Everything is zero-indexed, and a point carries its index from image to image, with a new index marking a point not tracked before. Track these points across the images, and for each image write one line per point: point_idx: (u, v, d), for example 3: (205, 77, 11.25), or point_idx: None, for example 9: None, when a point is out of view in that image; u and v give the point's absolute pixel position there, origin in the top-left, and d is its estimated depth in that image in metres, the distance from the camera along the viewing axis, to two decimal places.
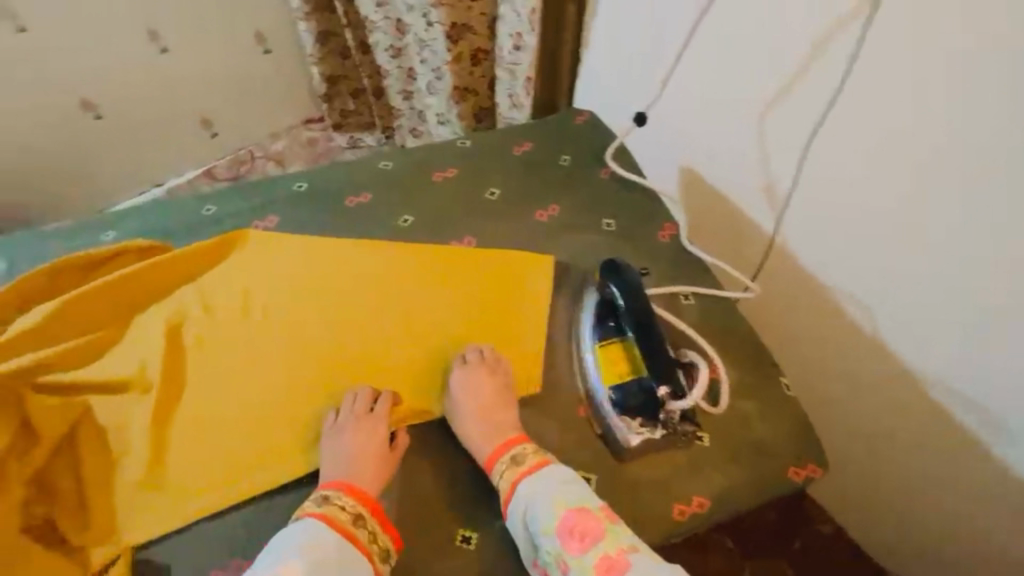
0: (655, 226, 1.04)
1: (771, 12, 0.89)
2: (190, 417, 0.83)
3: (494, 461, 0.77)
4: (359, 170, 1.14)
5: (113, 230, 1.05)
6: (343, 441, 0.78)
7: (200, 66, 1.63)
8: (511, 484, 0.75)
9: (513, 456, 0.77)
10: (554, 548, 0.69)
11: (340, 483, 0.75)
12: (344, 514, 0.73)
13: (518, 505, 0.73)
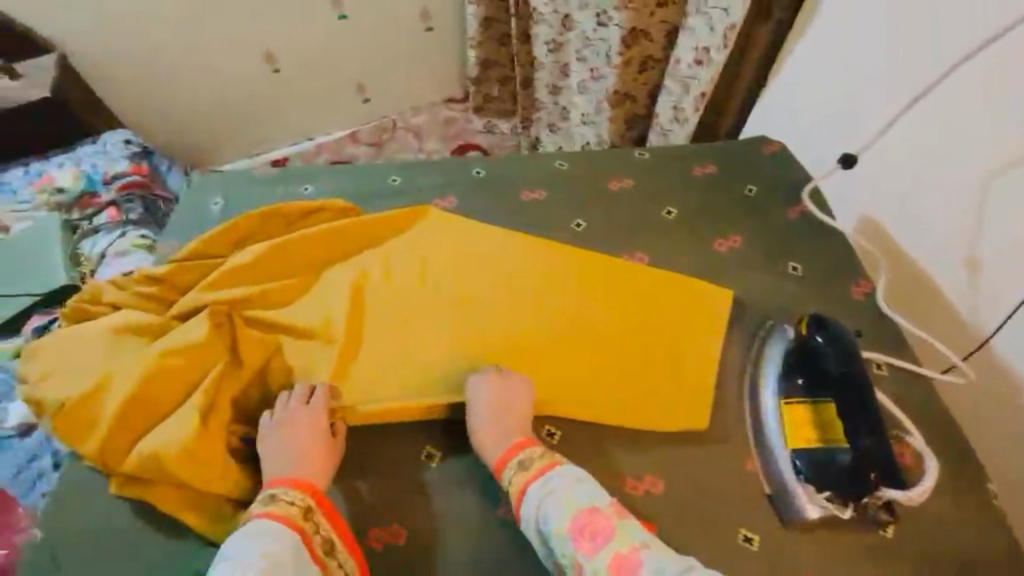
0: (847, 281, 0.96)
1: (1003, 84, 0.92)
2: (363, 378, 0.85)
3: (503, 466, 0.74)
4: (539, 167, 1.15)
5: (311, 185, 1.13)
6: (284, 435, 0.75)
7: (368, 38, 2.31)
8: (519, 488, 0.72)
9: (521, 460, 0.74)
10: (567, 549, 0.67)
11: (285, 479, 0.72)
12: (294, 509, 0.69)
13: (529, 507, 0.70)
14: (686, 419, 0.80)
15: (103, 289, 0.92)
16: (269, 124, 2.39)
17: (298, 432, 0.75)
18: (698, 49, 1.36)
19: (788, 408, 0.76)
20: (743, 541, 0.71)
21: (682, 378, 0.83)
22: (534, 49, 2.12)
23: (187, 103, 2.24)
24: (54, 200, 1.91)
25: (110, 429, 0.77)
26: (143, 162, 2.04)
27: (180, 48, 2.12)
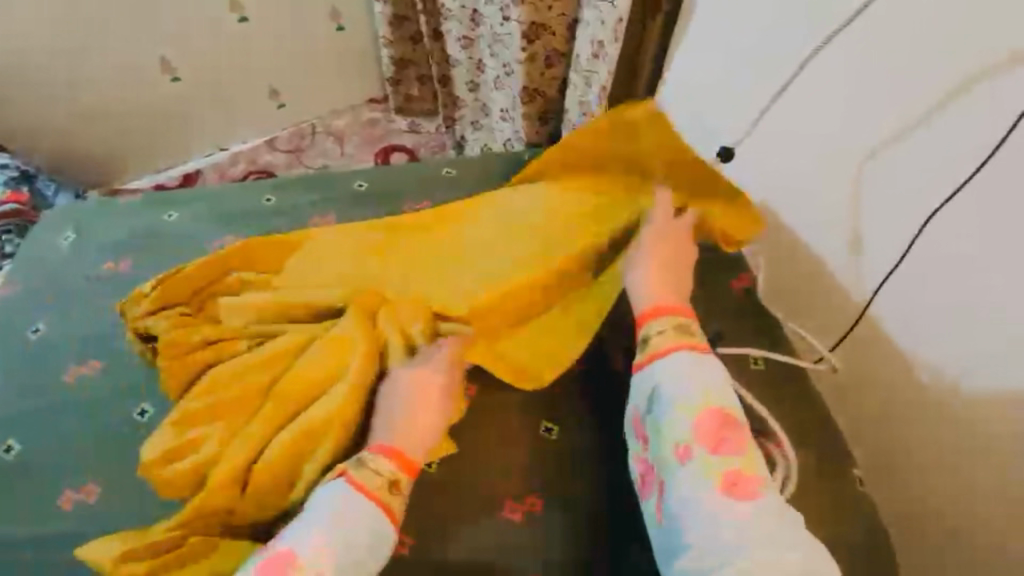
0: (727, 275, 0.96)
1: (851, 66, 0.94)
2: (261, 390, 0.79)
3: (651, 317, 0.74)
4: (423, 175, 1.12)
5: (177, 211, 1.04)
6: (413, 395, 0.75)
7: (272, 40, 2.20)
8: (666, 349, 0.70)
9: (673, 326, 0.72)
10: (682, 427, 0.65)
11: (379, 445, 0.70)
12: (381, 480, 0.67)
13: (657, 375, 0.69)
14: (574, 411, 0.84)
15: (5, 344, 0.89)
16: (172, 137, 2.24)
17: (416, 397, 0.75)
18: (594, 42, 1.37)
19: None
20: None
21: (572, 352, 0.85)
22: (448, 46, 2.08)
23: (79, 117, 2.10)
24: None
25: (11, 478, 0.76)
26: (22, 188, 1.88)
27: (66, 63, 2.00)
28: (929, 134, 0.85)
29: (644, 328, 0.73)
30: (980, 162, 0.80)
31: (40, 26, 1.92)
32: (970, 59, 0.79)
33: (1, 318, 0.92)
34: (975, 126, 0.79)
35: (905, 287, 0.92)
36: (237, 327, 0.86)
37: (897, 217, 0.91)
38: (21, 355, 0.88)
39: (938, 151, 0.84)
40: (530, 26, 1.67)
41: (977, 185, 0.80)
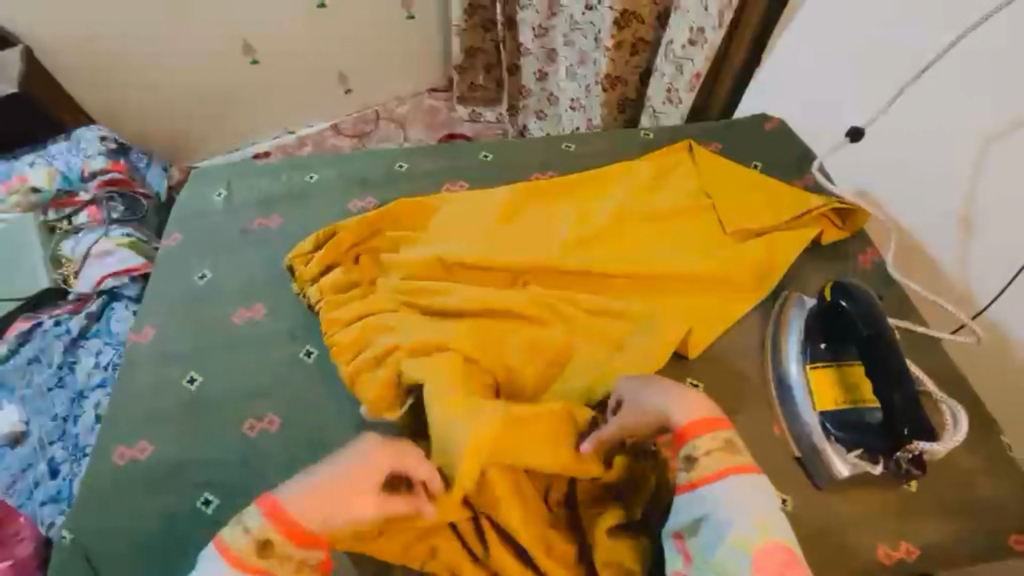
0: (854, 250, 0.98)
1: (1003, 49, 0.94)
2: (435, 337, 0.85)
3: (691, 435, 0.66)
4: (543, 147, 1.16)
5: (316, 173, 1.10)
6: (661, 386, 0.72)
7: (347, 26, 2.25)
8: (716, 471, 0.64)
9: (724, 439, 0.66)
10: (734, 563, 0.59)
11: (265, 502, 0.60)
12: (257, 545, 0.59)
13: (710, 499, 0.63)
14: (725, 363, 0.86)
15: (171, 289, 0.95)
16: (249, 119, 2.34)
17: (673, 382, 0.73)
18: (692, 29, 1.35)
19: (811, 370, 0.78)
20: (778, 503, 0.74)
21: (724, 313, 0.90)
22: (522, 36, 2.10)
23: (162, 95, 2.19)
24: (29, 200, 1.84)
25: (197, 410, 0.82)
26: (120, 159, 1.96)
27: (155, 43, 2.08)
28: None
29: (685, 447, 0.67)
30: None
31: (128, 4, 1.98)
32: None
33: (168, 265, 0.98)
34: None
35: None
36: (403, 277, 0.93)
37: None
38: (190, 297, 0.94)
39: None
40: (620, 13, 1.70)
41: None
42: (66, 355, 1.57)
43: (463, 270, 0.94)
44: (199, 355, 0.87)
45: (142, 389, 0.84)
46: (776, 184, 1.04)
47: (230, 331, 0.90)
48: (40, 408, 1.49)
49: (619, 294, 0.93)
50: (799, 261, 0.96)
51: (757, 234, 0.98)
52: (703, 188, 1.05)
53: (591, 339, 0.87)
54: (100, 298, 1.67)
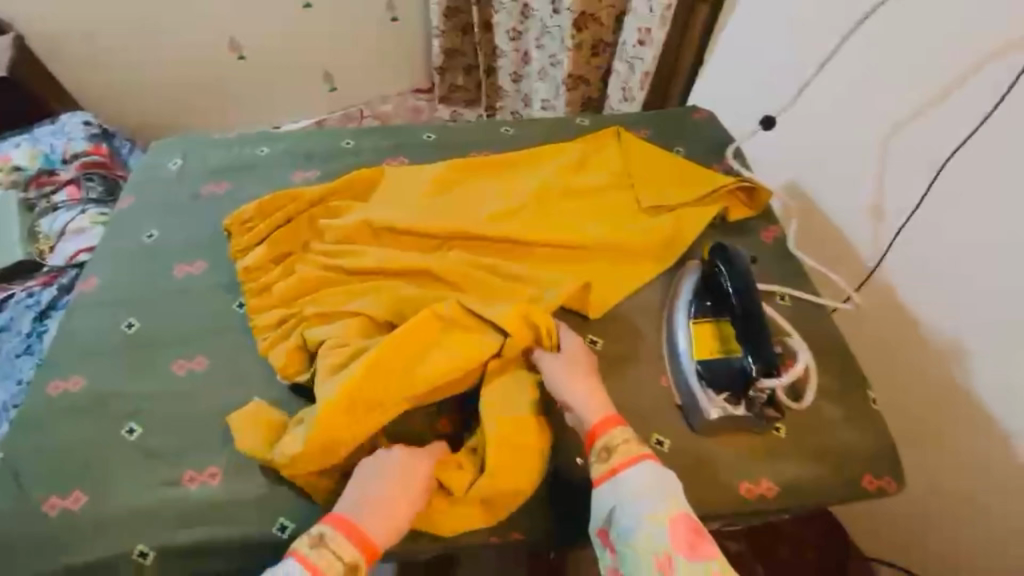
0: (759, 228, 1.06)
1: (887, 46, 1.05)
2: (350, 296, 0.92)
3: (601, 432, 0.74)
4: (485, 131, 1.24)
5: (267, 146, 1.18)
6: (572, 380, 0.79)
7: (332, 25, 2.35)
8: (621, 461, 0.71)
9: (627, 435, 0.74)
10: (660, 542, 0.66)
11: (334, 517, 0.69)
12: (309, 543, 0.66)
13: (623, 488, 0.69)
14: (624, 324, 0.92)
15: (118, 247, 1.02)
16: (235, 112, 2.43)
17: (584, 376, 0.80)
18: (639, 30, 1.47)
19: (694, 325, 0.84)
20: (655, 444, 0.80)
21: (627, 279, 0.97)
22: (497, 38, 2.20)
23: (150, 86, 2.28)
24: (10, 177, 1.91)
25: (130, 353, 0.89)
26: (103, 144, 2.04)
27: (147, 35, 2.18)
28: (950, 107, 0.97)
29: (596, 444, 0.74)
30: (977, 131, 0.95)
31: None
32: (981, 44, 0.93)
33: (118, 223, 1.05)
34: (991, 107, 0.93)
35: (920, 247, 1.04)
36: (330, 242, 1.00)
37: (911, 184, 1.04)
38: (137, 252, 1.01)
39: (952, 124, 0.98)
40: (580, 15, 1.79)
41: (974, 149, 0.95)
42: (35, 325, 1.63)
43: (390, 233, 1.01)
44: (139, 304, 0.94)
45: (83, 330, 0.91)
46: (690, 165, 1.11)
47: (171, 283, 0.97)
48: (6, 373, 1.55)
49: (535, 260, 1.00)
50: (705, 236, 1.04)
51: (667, 210, 1.05)
52: (623, 167, 1.12)
53: (499, 301, 0.93)
54: (74, 271, 1.73)
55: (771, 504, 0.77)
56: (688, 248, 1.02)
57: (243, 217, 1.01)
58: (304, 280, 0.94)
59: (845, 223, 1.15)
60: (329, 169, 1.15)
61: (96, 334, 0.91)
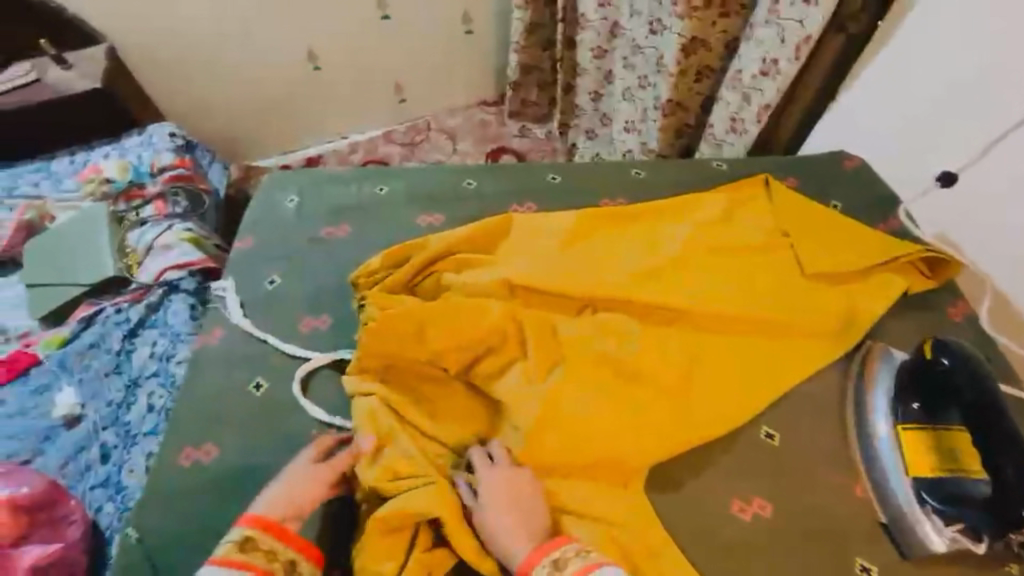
0: (942, 304, 0.93)
1: None
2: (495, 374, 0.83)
3: (528, 569, 0.65)
4: (614, 173, 1.15)
5: (387, 185, 1.11)
6: (495, 503, 0.71)
7: (408, 37, 2.30)
8: None
9: (555, 559, 0.66)
10: None
11: (253, 518, 0.69)
12: (239, 544, 0.67)
13: None
14: (806, 415, 0.82)
15: (243, 294, 0.96)
16: (305, 123, 2.41)
17: (506, 496, 0.71)
18: (764, 59, 1.27)
19: (903, 434, 0.73)
20: (860, 571, 0.70)
21: (804, 363, 0.86)
22: (582, 56, 2.10)
23: (226, 95, 2.27)
24: (102, 189, 1.93)
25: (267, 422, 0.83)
26: (186, 156, 2.03)
27: (225, 45, 2.15)
28: None
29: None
30: None
31: (204, 7, 2.05)
32: None
33: (240, 267, 1.00)
34: None
35: None
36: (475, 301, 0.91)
37: None
38: (262, 302, 0.96)
39: None
40: (691, 40, 1.62)
41: None
42: (123, 344, 1.62)
43: (530, 292, 0.93)
44: (271, 360, 0.89)
45: (209, 389, 0.86)
46: (861, 227, 0.99)
47: (304, 338, 0.91)
48: (95, 394, 1.55)
49: (684, 335, 0.89)
50: (885, 313, 0.91)
51: (840, 281, 0.94)
52: (781, 226, 1.01)
53: (662, 383, 0.83)
54: (161, 289, 1.70)
55: None
56: (871, 326, 0.90)
57: (388, 267, 0.95)
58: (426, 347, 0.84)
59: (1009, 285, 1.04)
60: (453, 213, 1.08)
61: (225, 396, 0.85)
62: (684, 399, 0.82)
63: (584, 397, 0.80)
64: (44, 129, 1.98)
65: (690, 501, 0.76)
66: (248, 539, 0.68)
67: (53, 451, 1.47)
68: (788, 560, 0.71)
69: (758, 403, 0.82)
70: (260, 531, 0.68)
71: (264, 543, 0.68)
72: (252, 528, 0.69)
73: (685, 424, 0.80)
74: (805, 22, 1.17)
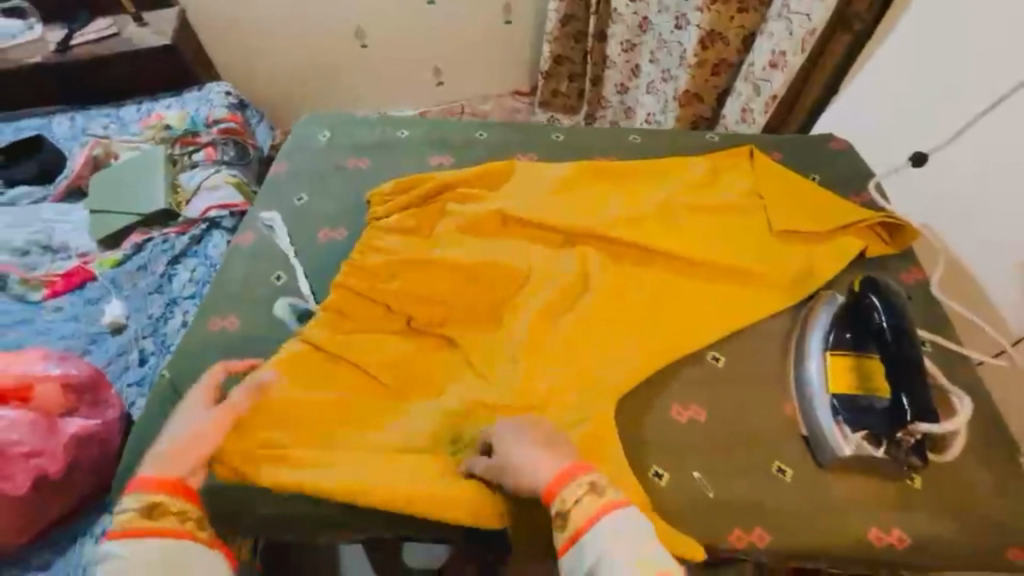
0: (898, 268, 1.01)
1: None
2: (477, 291, 0.96)
3: (560, 489, 0.65)
4: (614, 138, 1.25)
5: (408, 130, 1.25)
6: (525, 438, 0.72)
7: (450, 23, 2.45)
8: (587, 515, 0.62)
9: (590, 483, 0.65)
10: None
11: (151, 479, 0.66)
12: (142, 513, 0.63)
13: (595, 541, 0.59)
14: (749, 345, 0.91)
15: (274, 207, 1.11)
16: (350, 97, 2.61)
17: (532, 435, 0.73)
18: (774, 52, 1.34)
19: (829, 358, 0.81)
20: (776, 471, 0.79)
21: (758, 304, 0.95)
22: (610, 47, 2.21)
23: (280, 64, 2.47)
24: (160, 135, 2.12)
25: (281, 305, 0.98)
26: (237, 112, 2.23)
27: (283, 18, 2.34)
28: None
29: (552, 506, 0.64)
30: None
31: None
32: None
33: (273, 185, 1.15)
34: None
35: None
36: (466, 226, 1.03)
37: None
38: (289, 212, 1.10)
39: None
40: (709, 32, 1.68)
41: None
42: (167, 268, 1.81)
43: (521, 223, 1.05)
44: (290, 257, 1.03)
45: (237, 276, 1.01)
46: (831, 195, 1.08)
47: (319, 245, 1.06)
48: (139, 307, 1.75)
49: (650, 283, 0.98)
50: (840, 269, 1.00)
51: (802, 239, 1.03)
52: (757, 189, 1.10)
53: (625, 314, 0.93)
54: (204, 225, 1.89)
55: (900, 557, 0.74)
56: (828, 279, 0.98)
57: (394, 194, 1.07)
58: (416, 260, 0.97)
59: (976, 264, 1.06)
60: (464, 159, 1.21)
61: (248, 282, 1.00)
62: (646, 328, 0.92)
63: (557, 321, 0.92)
64: (118, 80, 2.21)
65: (642, 414, 0.84)
66: (154, 506, 0.64)
67: (99, 351, 1.67)
68: (713, 455, 0.81)
69: (709, 331, 0.92)
70: (167, 494, 0.65)
71: (173, 505, 0.65)
72: (155, 494, 0.65)
73: (646, 347, 0.89)
74: (811, 16, 1.23)
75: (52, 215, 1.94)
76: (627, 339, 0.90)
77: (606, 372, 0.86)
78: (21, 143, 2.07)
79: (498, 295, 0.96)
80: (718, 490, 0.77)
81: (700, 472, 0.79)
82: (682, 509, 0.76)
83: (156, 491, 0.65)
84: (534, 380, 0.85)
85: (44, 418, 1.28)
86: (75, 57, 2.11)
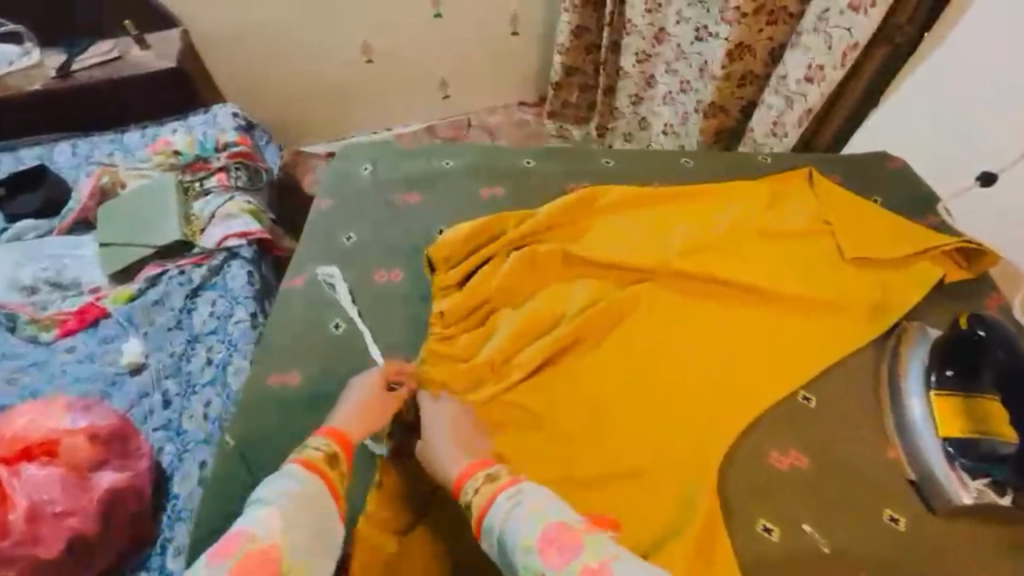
0: (973, 292, 0.99)
1: None
2: (553, 339, 0.89)
3: (464, 481, 0.70)
4: (662, 161, 1.22)
5: (453, 160, 1.20)
6: (441, 426, 0.78)
7: (458, 36, 2.41)
8: (483, 500, 0.67)
9: (489, 473, 0.70)
10: (528, 563, 0.60)
11: (328, 429, 0.73)
12: (317, 453, 0.69)
13: (490, 525, 0.65)
14: (838, 386, 0.88)
15: (322, 251, 1.05)
16: (357, 113, 2.54)
17: (463, 427, 0.78)
18: (810, 66, 1.25)
19: (935, 400, 0.81)
20: (889, 520, 0.76)
21: (843, 341, 0.91)
22: (623, 59, 2.15)
23: (287, 84, 2.39)
24: (170, 161, 2.03)
25: (341, 359, 0.93)
26: (248, 135, 2.14)
27: (288, 35, 2.27)
28: None
29: (461, 496, 0.70)
30: None
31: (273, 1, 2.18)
32: None
33: (318, 226, 1.10)
34: None
35: None
36: (530, 266, 0.98)
37: None
38: (339, 254, 1.05)
39: None
40: (737, 44, 1.56)
41: None
42: (185, 302, 1.73)
43: (589, 261, 0.99)
44: (347, 307, 0.97)
45: (294, 327, 0.95)
46: (900, 219, 1.05)
47: (375, 291, 1.00)
48: (158, 344, 1.67)
49: (723, 327, 0.93)
50: (920, 298, 0.97)
51: (877, 267, 1.00)
52: (823, 213, 1.06)
53: (711, 361, 0.90)
54: (221, 254, 1.81)
55: None
56: (908, 308, 0.95)
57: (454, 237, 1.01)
58: (488, 312, 0.95)
59: None
60: (514, 188, 1.16)
61: (303, 335, 0.95)
62: (736, 376, 0.88)
63: (640, 371, 0.89)
64: (118, 105, 2.11)
65: (743, 469, 0.80)
66: (334, 456, 0.70)
67: (120, 395, 1.60)
68: (819, 503, 0.77)
69: (797, 376, 0.88)
70: (338, 444, 0.71)
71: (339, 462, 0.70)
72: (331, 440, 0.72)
73: (738, 397, 0.86)
74: (854, 30, 1.15)
75: (63, 249, 1.86)
76: (710, 396, 0.86)
77: (695, 436, 0.82)
78: (22, 175, 1.98)
79: (570, 348, 0.90)
80: (833, 543, 0.74)
81: (811, 524, 0.75)
82: (796, 565, 0.73)
83: (335, 442, 0.71)
84: (620, 449, 0.81)
85: (73, 475, 1.22)
86: (76, 84, 2.03)
